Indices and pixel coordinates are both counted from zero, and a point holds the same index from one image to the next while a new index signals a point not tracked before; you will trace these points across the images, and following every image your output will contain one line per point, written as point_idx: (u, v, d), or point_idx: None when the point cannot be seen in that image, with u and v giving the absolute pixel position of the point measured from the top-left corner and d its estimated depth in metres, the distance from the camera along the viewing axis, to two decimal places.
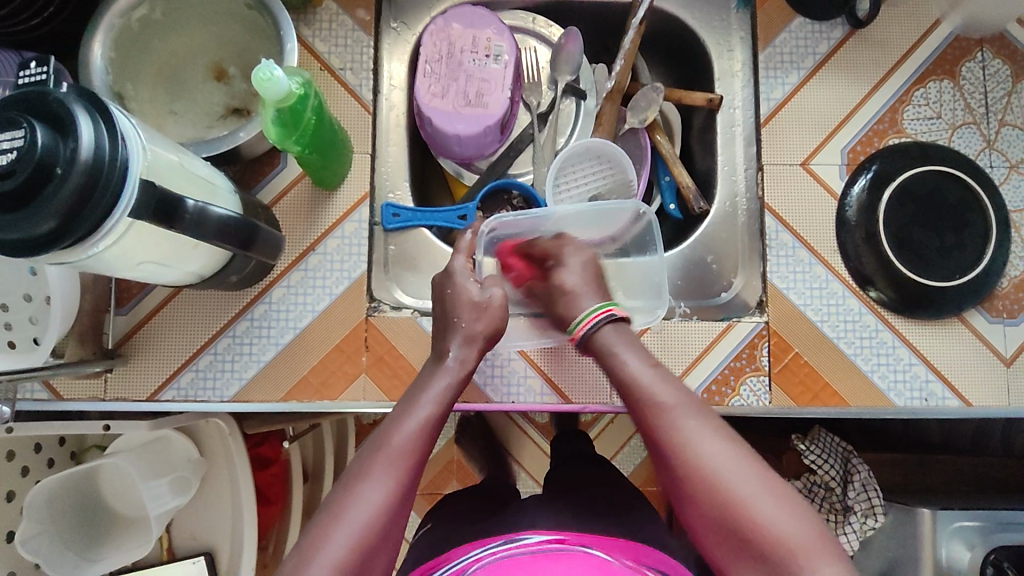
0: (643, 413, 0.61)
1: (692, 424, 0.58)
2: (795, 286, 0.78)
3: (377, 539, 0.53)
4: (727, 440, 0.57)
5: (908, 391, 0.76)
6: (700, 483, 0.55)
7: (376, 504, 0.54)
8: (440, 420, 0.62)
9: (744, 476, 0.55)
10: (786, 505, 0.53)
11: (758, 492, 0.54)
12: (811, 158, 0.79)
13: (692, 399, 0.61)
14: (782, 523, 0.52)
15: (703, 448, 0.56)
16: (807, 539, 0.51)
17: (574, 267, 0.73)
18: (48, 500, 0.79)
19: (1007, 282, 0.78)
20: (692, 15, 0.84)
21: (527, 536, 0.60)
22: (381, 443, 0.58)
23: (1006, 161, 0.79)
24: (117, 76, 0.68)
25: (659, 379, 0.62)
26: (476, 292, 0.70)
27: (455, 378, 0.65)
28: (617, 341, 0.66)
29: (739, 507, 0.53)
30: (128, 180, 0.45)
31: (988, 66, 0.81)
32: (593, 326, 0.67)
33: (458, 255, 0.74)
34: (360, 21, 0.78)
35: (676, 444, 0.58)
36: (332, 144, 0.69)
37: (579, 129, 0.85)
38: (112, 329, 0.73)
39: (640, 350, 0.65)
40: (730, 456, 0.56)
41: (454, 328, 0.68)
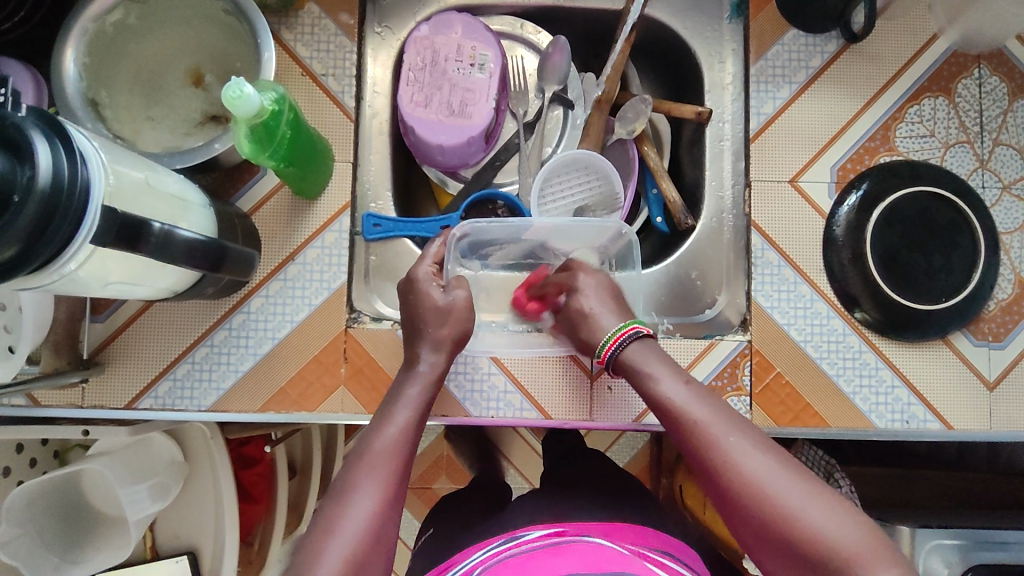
0: (683, 435, 0.59)
1: (734, 441, 0.56)
2: (779, 305, 0.77)
3: (370, 545, 0.51)
4: (772, 454, 0.55)
5: (890, 414, 0.76)
6: (748, 501, 0.53)
7: (367, 509, 0.53)
8: (418, 424, 0.62)
9: (795, 490, 0.52)
10: (840, 514, 0.51)
11: (807, 502, 0.51)
12: (800, 175, 0.78)
13: (730, 414, 0.59)
14: (837, 535, 0.50)
15: (744, 465, 0.54)
16: (867, 548, 0.49)
17: (590, 292, 0.70)
18: (28, 504, 0.80)
19: (995, 306, 0.77)
20: (684, 24, 0.83)
21: (526, 534, 0.63)
22: (362, 452, 0.58)
23: (999, 182, 0.78)
24: (91, 82, 0.67)
25: (695, 396, 0.60)
26: (440, 296, 0.69)
27: (427, 381, 0.65)
28: (651, 362, 0.64)
29: (789, 521, 0.51)
30: (90, 206, 0.44)
31: (985, 83, 0.79)
32: (618, 346, 0.65)
33: (424, 260, 0.72)
34: (342, 25, 0.77)
35: (717, 461, 0.55)
36: (310, 156, 0.68)
37: (566, 139, 0.83)
38: (88, 338, 0.72)
39: (673, 367, 0.63)
40: (777, 469, 0.54)
41: (421, 334, 0.68)
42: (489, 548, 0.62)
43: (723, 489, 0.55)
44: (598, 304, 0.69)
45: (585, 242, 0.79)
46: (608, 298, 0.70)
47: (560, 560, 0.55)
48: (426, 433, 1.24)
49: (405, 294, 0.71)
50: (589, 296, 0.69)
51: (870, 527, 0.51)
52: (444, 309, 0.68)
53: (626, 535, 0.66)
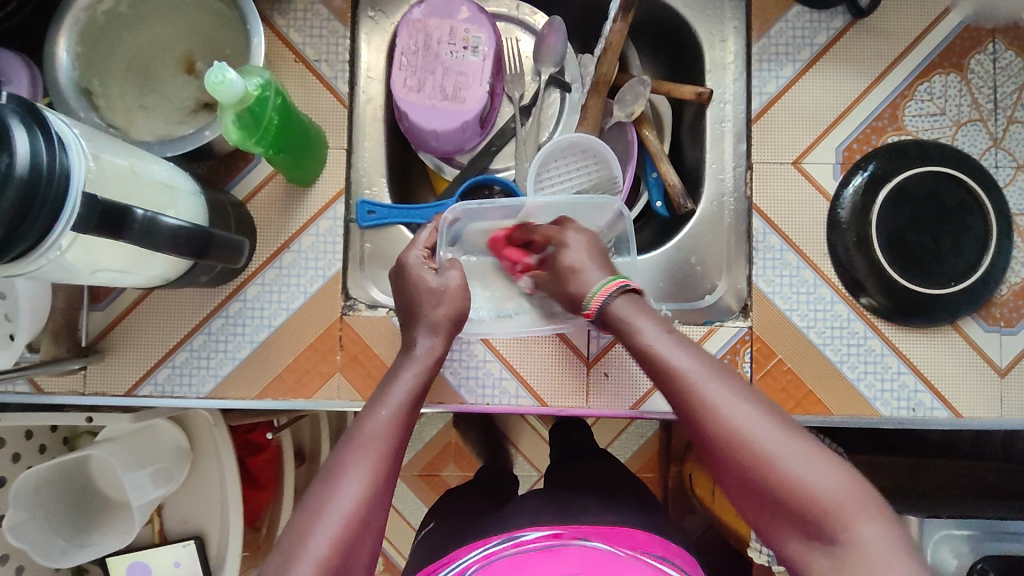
0: (664, 382, 0.57)
1: (718, 389, 0.54)
2: (781, 290, 0.75)
3: (353, 537, 0.50)
4: (753, 402, 0.54)
5: (895, 401, 0.74)
6: (736, 452, 0.52)
7: (354, 496, 0.52)
8: (413, 405, 0.60)
9: (775, 438, 0.51)
10: (821, 462, 0.50)
11: (786, 451, 0.51)
12: (803, 156, 0.76)
13: (710, 362, 0.57)
14: (821, 482, 0.49)
15: (734, 415, 0.53)
16: (847, 496, 0.49)
17: (578, 247, 0.68)
18: (35, 489, 0.81)
19: (1007, 290, 0.75)
20: (684, 2, 0.80)
21: (524, 534, 0.62)
22: (353, 435, 0.56)
23: (1013, 162, 0.75)
24: (84, 71, 0.67)
25: (677, 345, 0.58)
26: (433, 279, 0.68)
27: (424, 365, 0.63)
28: (631, 311, 0.62)
29: (770, 469, 0.50)
30: (70, 193, 0.44)
31: (1000, 58, 0.76)
32: (609, 296, 0.63)
33: (413, 246, 0.71)
34: (335, 10, 0.76)
35: (700, 409, 0.54)
36: (302, 144, 0.68)
37: (563, 123, 0.82)
38: (87, 326, 0.73)
39: (655, 317, 0.61)
40: (762, 418, 0.53)
41: (418, 318, 0.66)
42: (485, 547, 0.62)
43: (710, 440, 0.53)
44: (581, 254, 0.68)
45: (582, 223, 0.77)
46: (596, 256, 0.68)
47: (553, 563, 0.55)
48: (433, 421, 1.24)
49: (398, 285, 0.70)
50: (574, 249, 0.68)
51: (848, 473, 0.50)
52: (438, 290, 0.67)
53: (623, 535, 0.65)
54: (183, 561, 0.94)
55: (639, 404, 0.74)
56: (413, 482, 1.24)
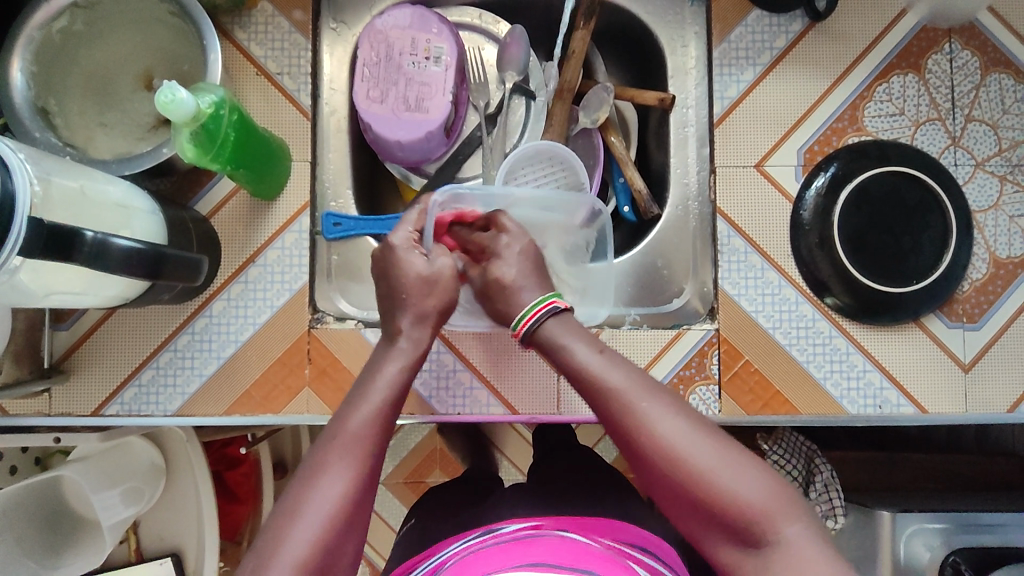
0: (596, 401, 0.56)
1: (649, 407, 0.54)
2: (746, 292, 0.75)
3: (334, 537, 0.50)
4: (683, 417, 0.54)
5: (861, 399, 0.75)
6: (670, 472, 0.52)
7: (335, 499, 0.51)
8: (395, 404, 0.59)
9: (706, 452, 0.52)
10: (747, 470, 0.51)
11: (721, 465, 0.51)
12: (765, 159, 0.76)
13: (642, 379, 0.57)
14: (747, 490, 0.50)
15: (665, 434, 0.52)
16: (772, 501, 0.50)
17: (511, 259, 0.66)
18: (4, 512, 0.80)
19: (969, 286, 0.76)
20: (645, 9, 0.81)
21: (503, 528, 0.62)
22: (334, 433, 0.55)
23: (972, 159, 0.76)
24: (41, 89, 0.67)
25: (609, 363, 0.57)
26: (423, 266, 0.65)
27: (406, 360, 0.62)
28: (562, 330, 0.60)
29: (703, 483, 0.51)
30: (15, 216, 0.44)
31: (957, 58, 0.77)
32: (537, 321, 0.61)
33: (401, 227, 0.67)
34: (296, 22, 0.76)
35: (633, 428, 0.54)
36: (262, 158, 0.67)
37: (530, 130, 0.82)
38: (51, 346, 0.72)
39: (585, 335, 0.60)
40: (691, 433, 0.53)
41: (404, 306, 0.64)
42: (465, 540, 0.63)
43: (644, 460, 0.53)
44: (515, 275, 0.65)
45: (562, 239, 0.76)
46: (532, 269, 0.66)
47: (529, 550, 0.55)
48: (416, 428, 1.24)
49: (376, 275, 0.68)
50: (509, 262, 0.66)
51: (774, 478, 0.51)
52: (429, 277, 0.65)
53: (601, 526, 0.66)
54: None
55: None
56: (398, 489, 1.23)
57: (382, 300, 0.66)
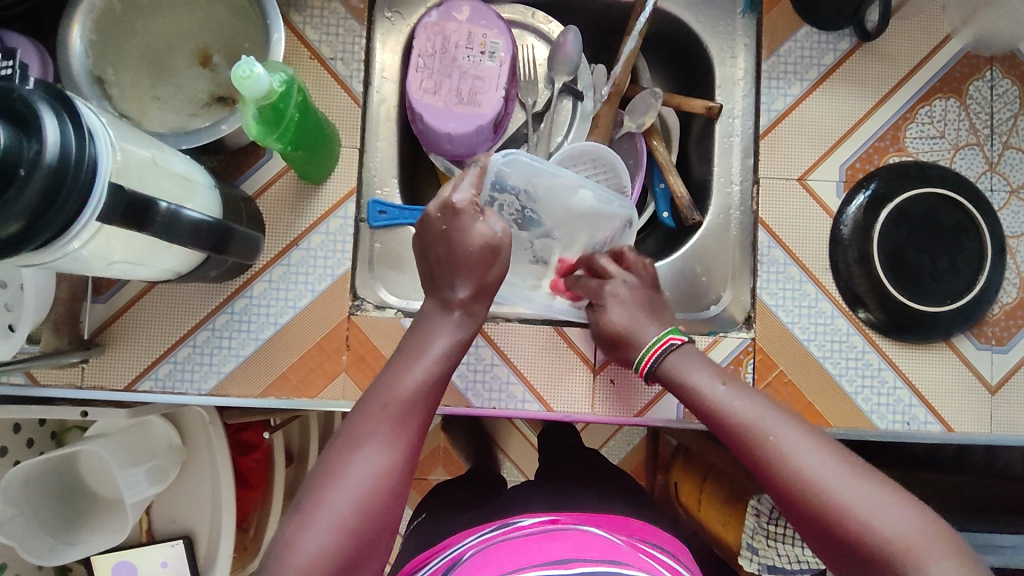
0: (723, 431, 0.58)
1: (777, 436, 0.55)
2: (784, 303, 0.76)
3: (379, 501, 0.50)
4: (818, 446, 0.53)
5: (890, 415, 0.76)
6: (800, 499, 0.51)
7: (380, 463, 0.51)
8: (441, 378, 0.59)
9: (846, 483, 0.50)
10: (890, 502, 0.49)
11: (854, 492, 0.49)
12: (808, 173, 0.78)
13: (773, 409, 0.58)
14: (887, 522, 0.47)
15: (794, 457, 0.52)
16: (914, 534, 0.47)
17: (620, 303, 0.69)
18: (24, 484, 0.79)
19: (999, 309, 0.77)
20: (696, 18, 0.82)
21: (518, 521, 0.62)
22: (381, 398, 0.55)
23: (1007, 186, 0.78)
24: (97, 59, 0.65)
25: (735, 395, 0.60)
26: (488, 231, 0.61)
27: (460, 334, 0.62)
28: (694, 365, 0.64)
29: (837, 512, 0.49)
30: (97, 182, 0.44)
31: (997, 86, 0.79)
32: (656, 359, 0.66)
33: (460, 188, 0.63)
34: (352, 9, 0.76)
35: (760, 455, 0.54)
36: (318, 140, 0.67)
37: (575, 131, 0.82)
38: (89, 318, 0.71)
39: (711, 371, 0.63)
40: (826, 460, 0.52)
41: (464, 274, 0.61)
42: (480, 534, 0.63)
43: (777, 487, 0.53)
44: (635, 321, 0.69)
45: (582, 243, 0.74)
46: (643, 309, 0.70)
47: (552, 545, 0.55)
48: None
49: (426, 245, 0.63)
50: (618, 305, 0.69)
51: (920, 511, 0.48)
52: (495, 244, 0.61)
53: (615, 523, 0.66)
54: (170, 560, 0.92)
55: (644, 410, 0.75)
56: None
57: (434, 265, 0.63)
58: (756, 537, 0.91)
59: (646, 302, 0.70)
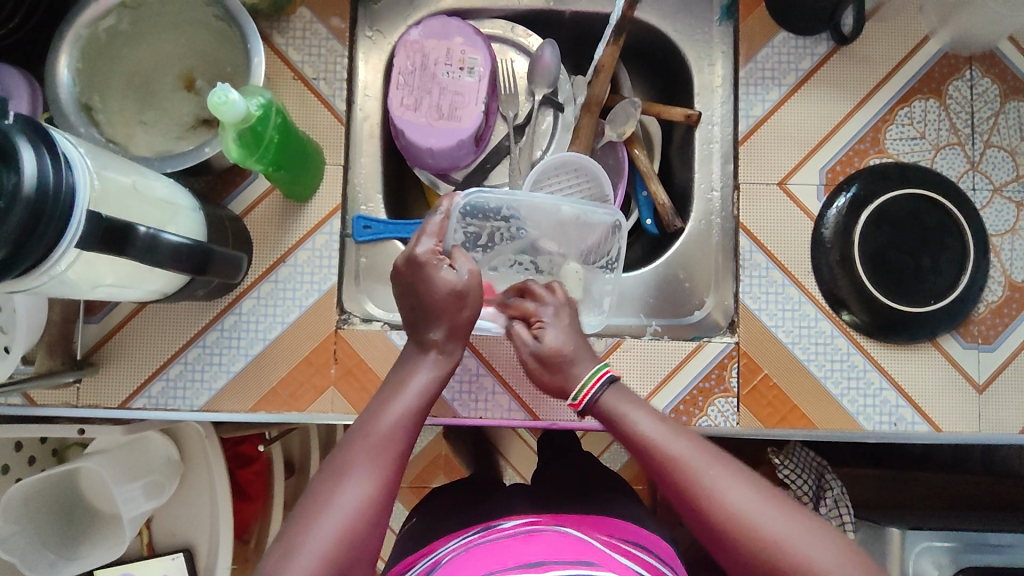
0: (661, 473, 0.56)
1: (718, 476, 0.53)
2: (767, 307, 0.77)
3: (367, 527, 0.51)
4: (747, 482, 0.53)
5: (878, 416, 0.76)
6: (746, 545, 0.50)
7: (364, 492, 0.52)
8: (424, 409, 0.60)
9: (783, 524, 0.51)
10: (819, 536, 0.50)
11: (795, 534, 0.50)
12: (788, 177, 0.78)
13: (707, 448, 0.56)
14: (824, 563, 0.49)
15: (735, 502, 0.52)
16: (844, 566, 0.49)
17: (554, 327, 0.69)
18: (24, 501, 0.81)
19: (985, 308, 0.77)
20: (674, 27, 0.83)
21: (501, 524, 0.63)
22: (363, 431, 0.56)
23: (990, 184, 0.78)
24: (85, 87, 0.67)
25: (674, 434, 0.58)
26: (453, 276, 0.64)
27: (439, 370, 0.63)
28: (624, 402, 0.61)
29: (778, 554, 0.49)
30: (74, 210, 0.46)
31: (976, 85, 0.79)
32: (593, 394, 0.63)
33: (422, 238, 0.65)
34: (333, 29, 0.77)
35: (703, 499, 0.53)
36: (300, 160, 0.69)
37: (556, 142, 0.84)
38: (82, 338, 0.73)
39: (646, 406, 0.61)
40: (765, 503, 0.52)
41: (436, 319, 0.64)
42: (463, 538, 0.64)
43: (717, 535, 0.52)
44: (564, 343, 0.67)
45: (570, 250, 0.77)
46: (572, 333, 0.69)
47: (528, 547, 0.56)
48: (424, 431, 1.25)
49: (399, 295, 0.66)
50: (553, 329, 0.68)
51: (849, 550, 0.50)
52: (461, 290, 0.64)
53: (594, 524, 0.67)
54: (171, 574, 0.93)
55: None
56: (403, 492, 1.24)
57: (409, 315, 0.65)
58: None
59: (578, 337, 0.69)
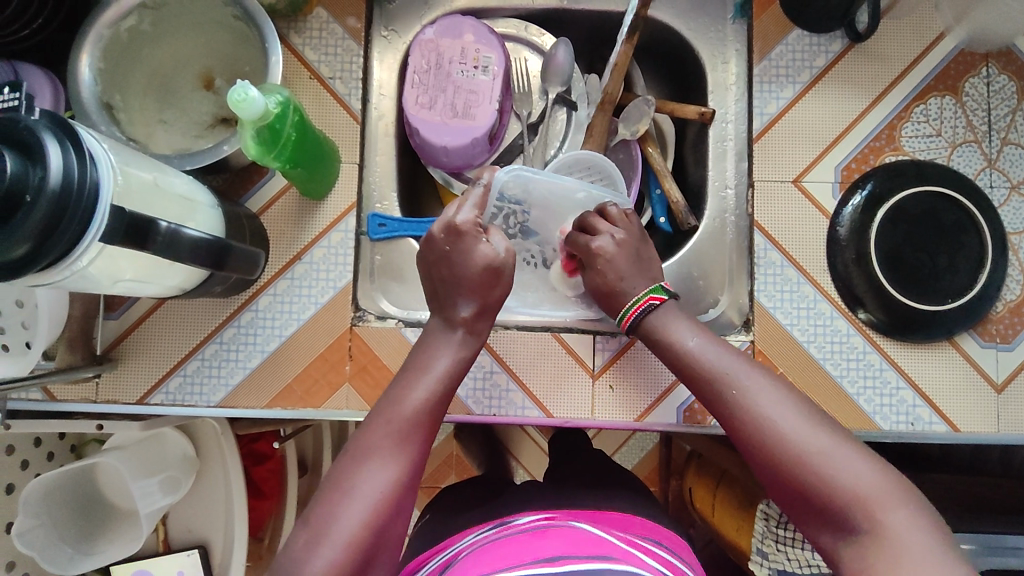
0: (699, 381, 0.60)
1: (756, 387, 0.57)
2: (782, 306, 0.77)
3: (389, 515, 0.51)
4: (794, 403, 0.56)
5: (894, 415, 0.75)
6: (773, 453, 0.54)
7: (385, 480, 0.52)
8: (445, 394, 0.60)
9: (812, 437, 0.53)
10: (851, 456, 0.52)
11: (822, 446, 0.53)
12: (803, 175, 0.78)
13: (749, 364, 0.60)
14: (850, 475, 0.51)
15: (766, 409, 0.55)
16: (875, 488, 0.50)
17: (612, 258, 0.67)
18: (44, 495, 0.81)
19: (1003, 307, 0.76)
20: (687, 25, 0.83)
21: (517, 519, 0.63)
22: (384, 415, 0.56)
23: (1007, 182, 0.77)
24: (106, 86, 0.68)
25: (716, 347, 0.61)
26: (490, 250, 0.63)
27: (460, 351, 0.62)
28: (672, 318, 0.65)
29: (804, 462, 0.52)
30: (98, 205, 0.46)
31: (993, 82, 0.78)
32: (644, 310, 0.66)
33: (461, 211, 0.65)
34: (349, 29, 0.78)
35: (736, 405, 0.57)
36: (316, 157, 0.70)
37: (570, 140, 0.84)
38: (101, 334, 0.74)
39: (692, 322, 0.64)
40: (796, 415, 0.55)
41: (466, 294, 0.63)
42: (480, 531, 0.64)
43: (749, 442, 0.56)
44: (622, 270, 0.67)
45: None
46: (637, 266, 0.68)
47: (545, 541, 0.56)
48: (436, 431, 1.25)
49: (429, 265, 0.66)
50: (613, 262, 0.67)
51: (881, 468, 0.52)
52: (496, 265, 0.63)
53: (612, 521, 0.66)
54: (187, 570, 0.94)
55: (644, 416, 0.76)
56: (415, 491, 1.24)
57: (438, 286, 0.65)
58: (765, 542, 0.88)
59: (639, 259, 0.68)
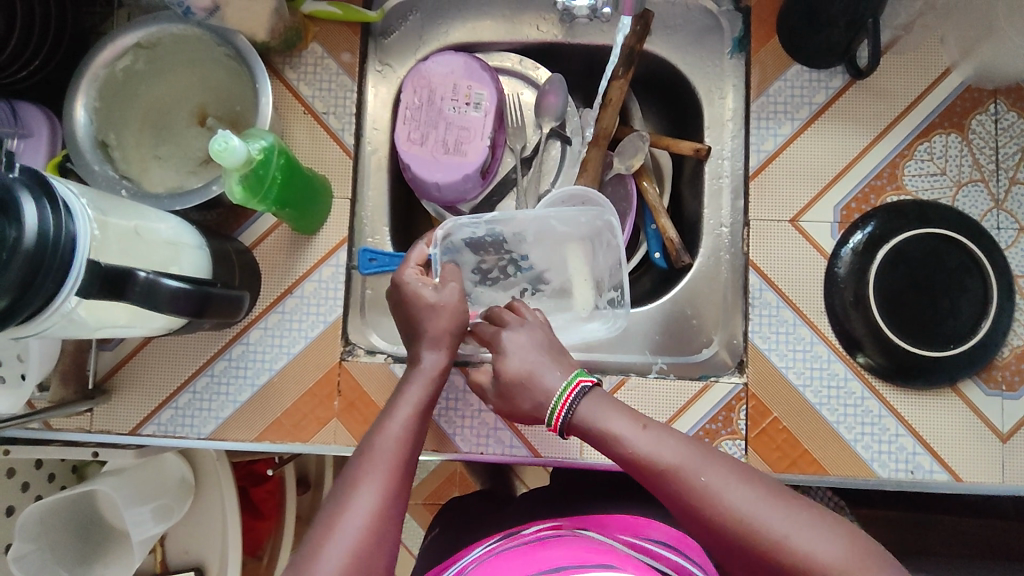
0: (648, 481, 0.53)
1: (709, 479, 0.51)
2: (777, 347, 0.75)
3: (373, 544, 0.49)
4: (752, 484, 0.50)
5: (893, 463, 0.73)
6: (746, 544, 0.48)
7: (366, 511, 0.50)
8: (420, 423, 0.60)
9: (778, 516, 0.48)
10: (825, 528, 0.47)
11: (793, 524, 0.47)
12: (800, 214, 0.76)
13: (693, 447, 0.54)
14: (827, 551, 0.46)
15: (727, 500, 0.49)
16: (855, 557, 0.45)
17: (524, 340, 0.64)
18: (40, 519, 0.83)
19: (1009, 353, 0.74)
20: (684, 59, 0.82)
21: (525, 530, 0.60)
22: (361, 450, 0.55)
23: (1015, 224, 0.75)
24: (101, 124, 0.69)
25: (656, 439, 0.55)
26: (431, 293, 0.65)
27: (427, 380, 0.62)
28: (603, 410, 0.58)
29: (782, 547, 0.47)
30: (75, 260, 0.47)
31: (1001, 120, 0.76)
32: (569, 407, 0.58)
33: (407, 265, 0.69)
34: (344, 64, 0.78)
35: (695, 502, 0.50)
36: (306, 196, 0.70)
37: (564, 174, 0.84)
38: (96, 365, 0.75)
39: (625, 411, 0.58)
40: (758, 496, 0.49)
41: (422, 334, 0.64)
42: (486, 546, 0.60)
43: (719, 539, 0.49)
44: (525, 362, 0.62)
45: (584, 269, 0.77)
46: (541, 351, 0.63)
47: (548, 552, 0.53)
48: None
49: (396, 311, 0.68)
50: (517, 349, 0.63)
51: (849, 532, 0.47)
52: (441, 306, 0.64)
53: (622, 521, 0.63)
54: None
55: None
56: (417, 509, 1.24)
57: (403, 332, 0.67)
58: None
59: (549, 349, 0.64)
